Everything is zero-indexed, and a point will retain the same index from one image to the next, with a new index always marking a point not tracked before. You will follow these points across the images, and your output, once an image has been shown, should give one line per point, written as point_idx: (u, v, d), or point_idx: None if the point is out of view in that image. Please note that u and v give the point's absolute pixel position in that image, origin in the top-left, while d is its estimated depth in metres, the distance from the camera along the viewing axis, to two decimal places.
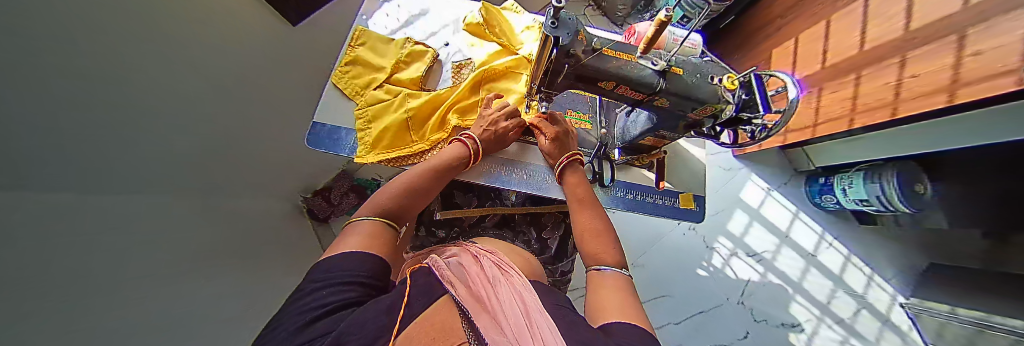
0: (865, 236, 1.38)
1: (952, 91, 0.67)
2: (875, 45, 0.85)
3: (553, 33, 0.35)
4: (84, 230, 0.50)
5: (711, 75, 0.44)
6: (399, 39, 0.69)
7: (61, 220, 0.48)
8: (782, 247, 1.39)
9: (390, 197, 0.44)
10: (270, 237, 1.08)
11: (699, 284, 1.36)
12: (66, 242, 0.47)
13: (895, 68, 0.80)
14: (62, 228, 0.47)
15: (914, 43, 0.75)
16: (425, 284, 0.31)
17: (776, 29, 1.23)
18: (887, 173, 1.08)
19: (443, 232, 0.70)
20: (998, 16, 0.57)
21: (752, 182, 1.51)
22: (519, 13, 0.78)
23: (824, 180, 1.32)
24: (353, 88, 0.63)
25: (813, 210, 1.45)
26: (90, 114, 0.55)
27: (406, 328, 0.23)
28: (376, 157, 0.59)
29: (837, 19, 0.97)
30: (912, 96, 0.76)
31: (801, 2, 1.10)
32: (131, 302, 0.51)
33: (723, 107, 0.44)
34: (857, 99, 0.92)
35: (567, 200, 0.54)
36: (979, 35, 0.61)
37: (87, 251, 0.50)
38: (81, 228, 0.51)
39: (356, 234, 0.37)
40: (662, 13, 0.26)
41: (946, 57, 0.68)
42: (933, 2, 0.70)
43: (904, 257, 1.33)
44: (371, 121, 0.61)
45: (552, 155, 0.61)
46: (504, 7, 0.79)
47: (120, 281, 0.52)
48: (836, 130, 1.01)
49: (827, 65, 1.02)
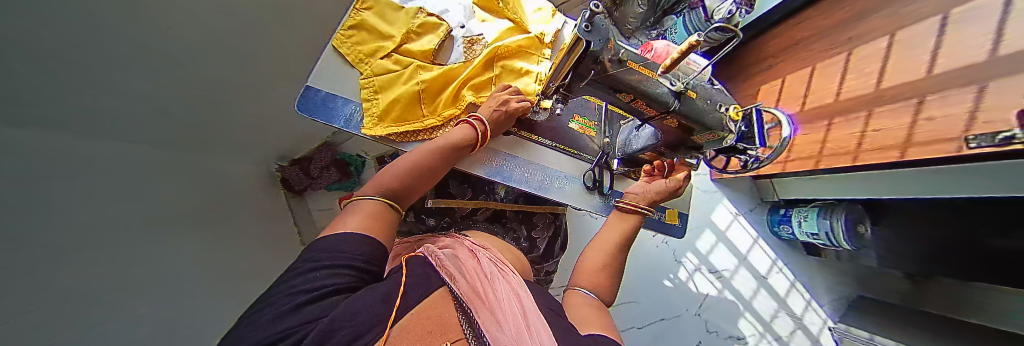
0: (811, 265, 1.54)
1: (906, 149, 0.75)
2: (848, 96, 0.94)
3: (586, 37, 0.34)
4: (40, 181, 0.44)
5: (721, 103, 0.46)
6: (410, 8, 0.65)
7: (28, 175, 0.42)
8: (740, 268, 1.52)
9: (395, 177, 0.43)
10: (240, 204, 1.01)
11: (664, 294, 1.45)
12: (30, 198, 0.41)
13: (862, 120, 0.88)
14: (25, 183, 0.41)
15: (881, 100, 0.84)
16: (421, 274, 0.31)
17: (767, 67, 1.31)
18: (838, 212, 1.19)
19: (434, 220, 0.69)
20: (957, 87, 0.65)
21: (724, 206, 1.62)
22: None
23: (784, 211, 1.45)
24: (357, 55, 0.60)
25: (772, 238, 1.58)
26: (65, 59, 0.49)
27: (402, 320, 0.24)
28: (385, 129, 0.57)
29: (822, 67, 1.04)
30: (870, 147, 0.84)
31: (794, 45, 1.18)
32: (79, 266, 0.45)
33: (725, 136, 0.47)
34: (826, 143, 0.99)
35: (608, 229, 0.51)
36: (935, 102, 0.69)
37: (55, 213, 0.45)
38: (46, 188, 0.45)
39: (358, 213, 0.35)
40: (694, 36, 0.28)
41: (904, 117, 0.76)
42: (902, 68, 0.79)
43: (840, 286, 1.49)
44: (379, 92, 0.58)
45: (655, 197, 0.53)
46: None
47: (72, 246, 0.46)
48: (803, 168, 1.09)
49: (806, 108, 1.10)
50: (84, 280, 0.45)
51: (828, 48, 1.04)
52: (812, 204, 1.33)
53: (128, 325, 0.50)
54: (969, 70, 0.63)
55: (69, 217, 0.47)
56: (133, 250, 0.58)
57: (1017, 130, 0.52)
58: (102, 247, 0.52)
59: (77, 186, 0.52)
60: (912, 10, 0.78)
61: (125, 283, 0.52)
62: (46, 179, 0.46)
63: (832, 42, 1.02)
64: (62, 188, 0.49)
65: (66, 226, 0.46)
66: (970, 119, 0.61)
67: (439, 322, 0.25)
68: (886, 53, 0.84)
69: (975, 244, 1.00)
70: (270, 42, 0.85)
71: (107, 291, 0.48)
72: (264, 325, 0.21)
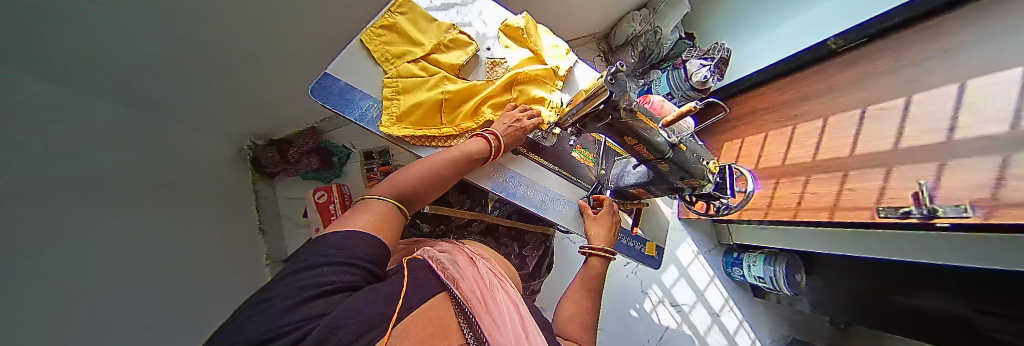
0: (756, 308, 1.68)
1: (833, 212, 0.90)
2: (791, 162, 1.11)
3: (609, 87, 0.38)
4: (26, 134, 0.39)
5: (704, 157, 0.54)
6: (443, 22, 0.68)
7: (18, 122, 0.38)
8: (697, 304, 1.64)
9: (408, 181, 0.44)
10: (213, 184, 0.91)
11: (630, 324, 1.52)
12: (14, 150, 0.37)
13: (800, 184, 1.05)
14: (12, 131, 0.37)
15: (817, 169, 1.01)
16: (421, 277, 0.32)
17: (729, 127, 1.51)
18: (780, 261, 1.36)
19: (429, 227, 0.69)
20: (867, 168, 0.86)
21: (688, 244, 1.74)
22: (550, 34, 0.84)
23: (736, 255, 1.60)
24: (384, 54, 0.62)
25: (725, 278, 1.71)
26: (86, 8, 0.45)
27: (404, 321, 0.24)
28: (402, 130, 0.59)
29: (772, 134, 1.23)
30: (807, 206, 1.00)
31: (751, 113, 1.38)
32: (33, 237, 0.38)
33: (706, 184, 0.55)
34: (774, 198, 1.15)
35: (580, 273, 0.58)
36: (855, 177, 0.88)
37: (36, 172, 0.40)
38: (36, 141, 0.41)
39: (368, 212, 0.37)
40: (690, 103, 0.36)
41: (833, 185, 0.93)
42: (832, 146, 0.97)
43: (780, 329, 1.65)
44: (401, 94, 0.60)
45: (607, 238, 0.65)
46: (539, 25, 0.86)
47: (32, 213, 0.39)
48: (753, 217, 1.23)
49: (760, 166, 1.26)
50: (38, 248, 0.39)
51: (779, 119, 1.22)
52: (760, 251, 1.50)
53: (65, 316, 0.41)
54: (880, 155, 0.83)
55: (48, 177, 0.42)
56: (92, 226, 0.51)
57: (911, 206, 0.72)
58: (58, 217, 0.44)
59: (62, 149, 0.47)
60: (841, 100, 1.00)
61: (72, 258, 0.45)
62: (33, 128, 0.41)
63: (783, 115, 1.21)
64: (43, 145, 0.43)
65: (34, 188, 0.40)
66: (878, 194, 0.81)
67: (441, 326, 0.26)
68: (822, 131, 1.02)
69: (881, 301, 1.18)
70: (297, 27, 0.85)
71: (53, 268, 0.41)
72: (268, 317, 0.20)
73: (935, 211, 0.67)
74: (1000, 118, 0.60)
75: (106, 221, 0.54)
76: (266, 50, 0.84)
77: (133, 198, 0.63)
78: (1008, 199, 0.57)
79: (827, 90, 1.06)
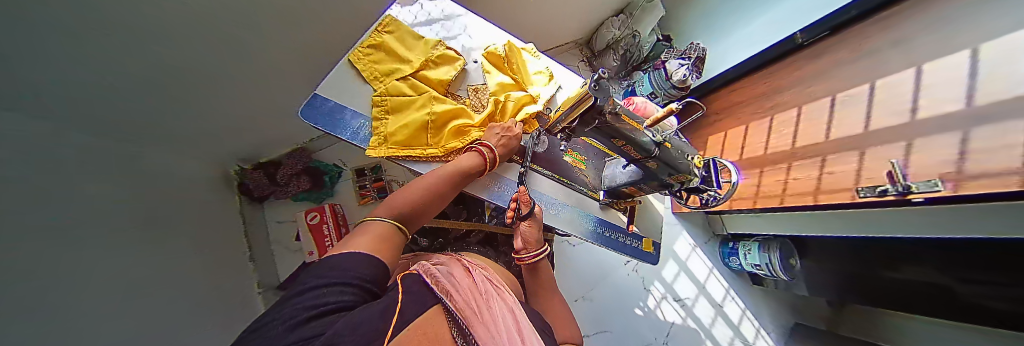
0: (757, 295, 1.71)
1: (817, 195, 0.94)
2: (773, 152, 1.15)
3: (593, 93, 0.40)
4: (10, 169, 0.38)
5: (688, 153, 0.56)
6: (431, 39, 0.70)
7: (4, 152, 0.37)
8: (700, 296, 1.65)
9: (406, 201, 0.45)
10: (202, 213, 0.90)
11: (636, 323, 1.52)
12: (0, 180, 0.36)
13: (783, 171, 1.09)
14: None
15: (795, 156, 1.06)
16: (415, 292, 0.32)
17: (710, 122, 1.57)
18: (773, 247, 1.40)
19: (427, 241, 0.73)
20: (843, 152, 0.90)
21: (684, 237, 1.76)
22: (536, 57, 0.85)
23: (731, 244, 1.64)
24: (372, 72, 0.62)
25: (723, 268, 1.75)
26: (67, 41, 0.45)
27: (401, 336, 0.24)
28: (388, 150, 0.59)
29: (752, 126, 1.27)
30: (792, 192, 1.04)
31: (731, 107, 1.43)
32: (21, 277, 0.37)
33: (692, 178, 0.57)
34: (761, 187, 1.19)
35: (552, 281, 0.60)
36: (835, 160, 0.92)
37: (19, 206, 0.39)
38: (18, 168, 0.40)
39: (368, 234, 0.37)
40: (673, 104, 0.38)
41: (813, 170, 0.97)
42: (807, 134, 1.03)
43: (782, 315, 1.67)
44: (389, 113, 0.62)
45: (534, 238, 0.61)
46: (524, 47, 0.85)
47: (22, 249, 0.38)
48: (744, 207, 1.27)
49: (744, 157, 1.31)
50: (27, 279, 0.38)
51: (756, 111, 1.27)
52: (754, 239, 1.54)
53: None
54: (853, 140, 0.88)
55: (31, 214, 0.41)
56: (75, 262, 0.49)
57: (887, 185, 0.75)
58: (47, 253, 0.43)
59: (51, 184, 0.46)
60: (811, 91, 1.06)
61: (56, 294, 0.43)
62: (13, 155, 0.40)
63: (760, 106, 1.26)
64: (29, 179, 0.42)
65: (23, 223, 0.39)
66: (857, 175, 0.84)
67: (434, 339, 0.26)
68: (796, 120, 1.08)
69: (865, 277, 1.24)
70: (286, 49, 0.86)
71: (41, 308, 0.40)
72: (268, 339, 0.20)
73: (909, 187, 0.71)
74: (956, 98, 0.65)
75: (91, 256, 0.52)
76: (252, 73, 0.84)
77: (120, 231, 0.61)
78: (971, 172, 0.61)
79: (798, 82, 1.12)
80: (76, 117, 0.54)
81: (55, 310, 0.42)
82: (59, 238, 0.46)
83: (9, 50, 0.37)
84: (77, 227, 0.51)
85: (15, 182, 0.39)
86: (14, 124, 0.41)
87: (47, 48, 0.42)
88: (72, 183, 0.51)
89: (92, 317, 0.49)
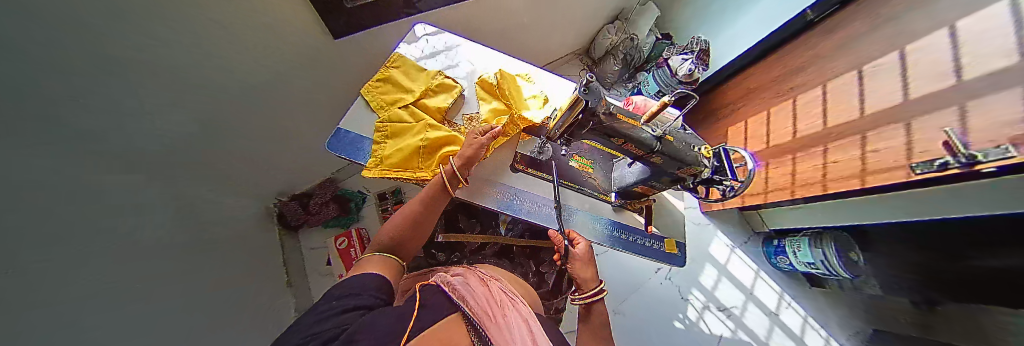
0: (816, 297, 1.52)
1: (863, 177, 0.85)
2: (802, 135, 1.08)
3: (583, 96, 0.41)
4: (57, 219, 0.43)
5: (695, 145, 0.55)
6: (431, 70, 0.76)
7: (54, 206, 0.43)
8: (748, 303, 1.50)
9: (392, 234, 0.54)
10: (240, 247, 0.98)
11: (678, 338, 1.41)
12: (53, 228, 0.42)
13: (819, 154, 1.01)
14: (53, 210, 0.43)
15: (830, 137, 0.98)
16: (435, 302, 0.35)
17: (728, 112, 1.51)
18: (826, 240, 1.24)
19: (443, 256, 0.74)
20: (885, 125, 0.81)
21: (719, 238, 1.63)
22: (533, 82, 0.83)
23: (777, 242, 1.48)
24: (379, 102, 0.70)
25: (771, 269, 1.57)
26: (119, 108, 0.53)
27: (414, 339, 0.27)
28: (381, 172, 0.64)
29: (774, 111, 1.21)
30: (834, 177, 0.95)
31: (747, 94, 1.38)
32: (58, 317, 0.41)
33: (702, 169, 0.55)
34: (796, 174, 1.10)
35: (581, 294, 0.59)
36: (876, 137, 0.83)
37: (58, 251, 0.43)
38: (68, 214, 0.46)
39: (366, 268, 0.48)
40: (666, 97, 0.38)
41: (853, 150, 0.89)
42: (837, 112, 0.95)
43: (852, 321, 1.48)
44: (389, 138, 0.67)
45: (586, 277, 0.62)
46: (523, 72, 0.84)
47: (60, 292, 0.42)
48: (781, 198, 1.17)
49: (771, 144, 1.23)
50: (65, 319, 0.42)
51: (774, 96, 1.22)
52: (801, 234, 1.38)
53: None
54: (893, 110, 0.79)
55: (72, 258, 0.45)
56: (115, 302, 0.53)
57: (949, 157, 0.63)
58: (84, 293, 0.47)
59: (99, 229, 0.52)
60: (833, 66, 0.99)
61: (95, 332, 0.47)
62: (69, 201, 0.47)
63: (777, 91, 1.20)
64: (76, 226, 0.47)
65: (63, 267, 0.43)
66: (906, 150, 0.74)
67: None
68: (823, 98, 1.00)
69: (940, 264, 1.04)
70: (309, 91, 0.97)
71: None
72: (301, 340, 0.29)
73: (976, 157, 0.58)
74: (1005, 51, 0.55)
75: (131, 294, 0.57)
76: (277, 116, 0.94)
77: (162, 270, 0.67)
78: None
79: (815, 60, 1.06)
80: (134, 171, 0.63)
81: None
82: (101, 279, 0.51)
83: (65, 119, 0.44)
84: (121, 267, 0.56)
85: (60, 229, 0.44)
86: (80, 175, 0.49)
87: (103, 116, 0.50)
88: (120, 227, 0.58)
89: None
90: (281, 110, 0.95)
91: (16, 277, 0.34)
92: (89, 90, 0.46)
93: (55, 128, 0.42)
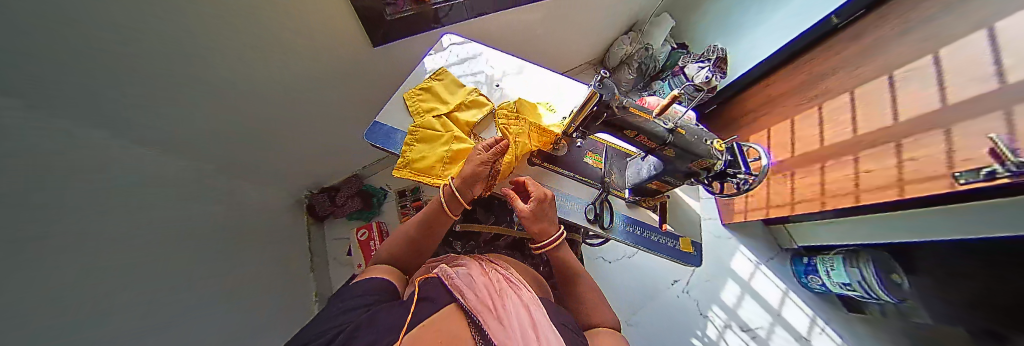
0: (852, 321, 1.40)
1: (902, 187, 0.81)
2: (831, 143, 1.04)
3: (599, 91, 0.44)
4: (96, 197, 0.48)
5: (707, 138, 0.55)
6: (469, 87, 0.82)
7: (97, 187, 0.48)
8: (776, 325, 1.39)
9: (395, 248, 0.59)
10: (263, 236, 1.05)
11: None
12: (93, 205, 0.46)
13: (851, 164, 0.97)
14: (95, 190, 0.48)
15: (862, 145, 0.93)
16: (436, 295, 0.39)
17: (750, 120, 1.47)
18: (862, 259, 1.16)
19: (460, 245, 0.79)
20: (923, 132, 0.76)
21: (741, 253, 1.55)
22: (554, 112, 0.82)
23: (807, 260, 1.40)
24: (418, 108, 0.76)
25: (800, 288, 1.47)
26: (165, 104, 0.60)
27: (411, 330, 0.32)
28: (407, 172, 0.69)
29: (799, 120, 1.17)
30: (868, 187, 0.91)
31: (770, 101, 1.34)
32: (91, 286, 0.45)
33: (716, 162, 0.55)
34: (824, 185, 1.06)
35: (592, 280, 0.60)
36: (913, 145, 0.79)
37: (97, 226, 0.48)
38: (110, 195, 0.51)
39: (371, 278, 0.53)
40: (676, 91, 0.40)
41: (889, 158, 0.85)
42: (866, 119, 0.92)
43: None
44: (419, 141, 0.72)
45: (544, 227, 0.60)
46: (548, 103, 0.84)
47: (95, 263, 0.46)
48: (811, 210, 1.12)
49: (797, 153, 1.19)
50: (98, 290, 0.45)
51: (799, 103, 1.18)
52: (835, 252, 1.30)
53: None
54: (931, 116, 0.74)
55: (112, 232, 0.50)
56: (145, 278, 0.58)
57: (996, 165, 0.60)
58: (121, 267, 0.52)
59: (138, 208, 0.57)
60: (862, 72, 0.95)
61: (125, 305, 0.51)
62: (115, 182, 0.54)
63: (801, 98, 1.18)
64: (115, 204, 0.52)
65: (100, 240, 0.48)
66: (950, 160, 0.70)
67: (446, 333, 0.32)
68: (851, 105, 0.97)
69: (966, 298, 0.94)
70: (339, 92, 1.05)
71: (110, 315, 0.47)
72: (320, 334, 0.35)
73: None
74: None
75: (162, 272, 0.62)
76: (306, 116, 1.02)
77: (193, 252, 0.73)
78: None
79: (840, 66, 1.03)
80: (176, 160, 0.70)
81: (121, 318, 0.49)
82: (135, 255, 0.56)
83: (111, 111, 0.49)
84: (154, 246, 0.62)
85: (99, 206, 0.48)
86: (123, 159, 0.57)
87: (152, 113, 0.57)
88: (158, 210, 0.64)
89: (155, 326, 0.57)
90: (311, 111, 1.03)
91: (50, 245, 0.38)
92: (149, 91, 0.55)
93: (99, 118, 0.47)
